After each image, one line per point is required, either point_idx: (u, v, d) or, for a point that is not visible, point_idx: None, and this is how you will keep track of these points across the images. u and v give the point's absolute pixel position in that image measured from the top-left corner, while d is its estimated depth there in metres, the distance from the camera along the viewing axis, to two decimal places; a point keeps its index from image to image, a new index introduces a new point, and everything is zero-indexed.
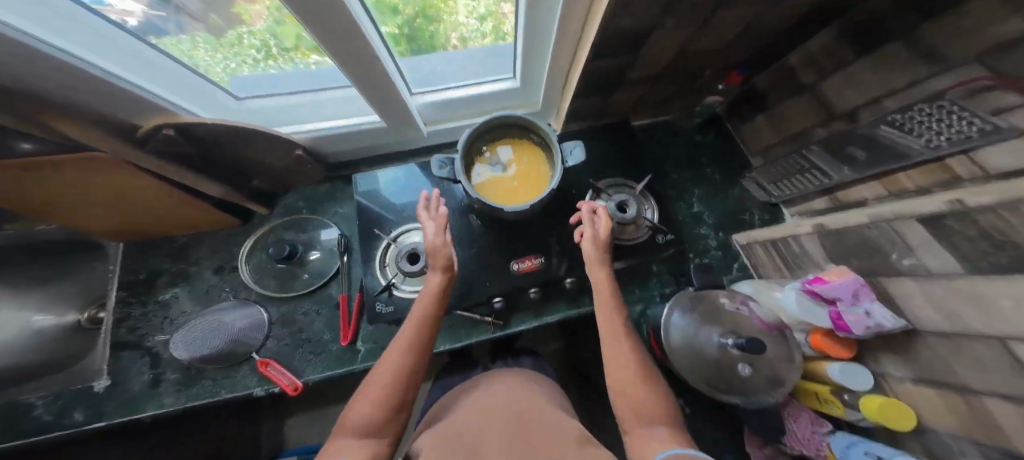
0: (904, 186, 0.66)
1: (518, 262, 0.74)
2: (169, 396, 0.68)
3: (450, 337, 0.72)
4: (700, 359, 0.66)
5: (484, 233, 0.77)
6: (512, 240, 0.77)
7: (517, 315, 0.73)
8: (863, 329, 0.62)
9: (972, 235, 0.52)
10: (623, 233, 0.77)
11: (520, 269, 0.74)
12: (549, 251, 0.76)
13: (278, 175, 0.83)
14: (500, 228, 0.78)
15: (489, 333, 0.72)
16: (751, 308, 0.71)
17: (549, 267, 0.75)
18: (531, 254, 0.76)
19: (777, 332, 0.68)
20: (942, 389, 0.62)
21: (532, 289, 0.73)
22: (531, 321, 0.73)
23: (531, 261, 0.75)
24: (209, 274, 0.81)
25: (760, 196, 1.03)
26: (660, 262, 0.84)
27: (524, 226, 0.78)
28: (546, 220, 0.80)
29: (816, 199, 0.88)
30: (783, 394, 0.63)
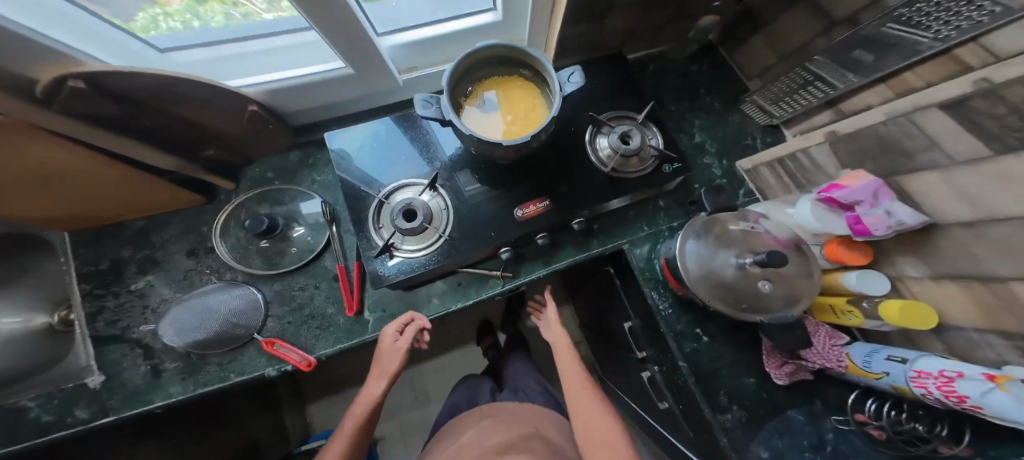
0: (912, 86, 0.60)
1: (520, 209, 0.70)
2: (175, 385, 0.68)
3: (459, 296, 0.72)
4: (717, 281, 0.63)
5: (483, 181, 0.72)
6: (510, 187, 0.72)
7: (527, 265, 0.75)
8: (884, 229, 0.57)
9: (998, 113, 0.44)
10: (625, 166, 0.72)
11: (525, 215, 0.69)
12: (550, 194, 0.72)
13: (238, 141, 0.78)
14: (499, 175, 0.73)
15: (499, 287, 0.72)
16: (764, 226, 0.69)
17: (553, 210, 0.71)
18: (534, 198, 0.71)
19: (792, 246, 0.66)
20: (965, 282, 0.60)
21: (540, 235, 0.70)
22: (541, 270, 0.74)
23: (536, 205, 0.70)
24: (182, 258, 0.78)
25: (760, 121, 0.92)
26: (667, 197, 0.82)
27: (524, 171, 0.74)
28: (544, 163, 0.75)
29: (819, 114, 0.78)
30: (803, 309, 0.61)
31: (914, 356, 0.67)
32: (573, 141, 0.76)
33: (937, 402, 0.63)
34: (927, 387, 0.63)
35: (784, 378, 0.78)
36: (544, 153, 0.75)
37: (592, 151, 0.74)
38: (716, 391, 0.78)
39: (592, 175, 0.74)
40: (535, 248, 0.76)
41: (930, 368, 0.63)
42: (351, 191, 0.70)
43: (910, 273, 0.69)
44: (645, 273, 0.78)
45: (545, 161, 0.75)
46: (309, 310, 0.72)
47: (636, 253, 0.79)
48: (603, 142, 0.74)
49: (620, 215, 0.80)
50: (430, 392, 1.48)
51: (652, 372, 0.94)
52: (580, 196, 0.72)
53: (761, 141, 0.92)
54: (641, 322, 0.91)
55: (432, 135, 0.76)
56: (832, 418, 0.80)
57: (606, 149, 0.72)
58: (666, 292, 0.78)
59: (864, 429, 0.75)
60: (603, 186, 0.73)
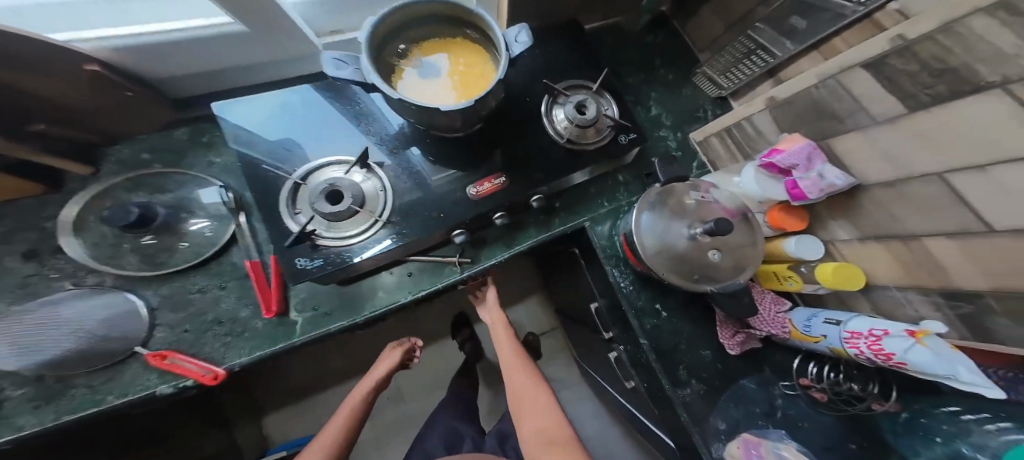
0: (839, 52, 0.61)
1: (473, 188, 0.64)
2: (25, 415, 0.55)
3: (409, 287, 0.66)
4: (670, 252, 0.62)
5: (433, 158, 0.66)
6: (461, 164, 0.66)
7: (487, 249, 0.69)
8: (818, 192, 0.56)
9: (913, 72, 0.45)
10: (580, 137, 0.68)
11: (479, 193, 0.63)
12: (501, 170, 0.66)
13: (91, 115, 0.65)
14: (446, 151, 0.67)
15: (454, 275, 0.66)
16: (712, 195, 0.67)
17: (508, 188, 0.65)
18: (491, 175, 0.66)
19: (739, 216, 0.66)
20: (886, 242, 0.60)
21: (497, 214, 0.64)
22: (504, 252, 0.69)
23: (490, 182, 0.65)
24: (17, 263, 0.64)
25: (711, 93, 0.88)
26: (625, 171, 0.79)
27: (478, 145, 0.68)
28: (496, 137, 0.69)
29: (760, 86, 0.78)
30: (749, 276, 0.61)
31: (847, 317, 0.69)
32: (529, 113, 0.71)
33: (868, 361, 0.66)
34: (859, 347, 0.65)
35: (736, 348, 0.79)
36: (499, 125, 0.70)
37: (549, 123, 0.69)
38: (673, 366, 0.77)
39: (549, 149, 0.69)
40: (494, 231, 0.70)
41: (861, 328, 0.65)
42: (249, 163, 0.61)
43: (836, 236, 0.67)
44: (606, 250, 0.75)
45: (498, 134, 0.69)
46: (211, 316, 0.65)
47: (598, 231, 0.76)
48: (560, 113, 0.69)
49: (578, 192, 0.76)
50: (401, 391, 1.42)
51: (618, 352, 0.93)
52: (531, 172, 0.67)
53: (713, 112, 0.88)
54: (606, 302, 0.88)
55: (370, 108, 0.69)
56: (779, 384, 0.83)
57: (560, 118, 0.68)
58: (628, 269, 0.76)
59: (809, 392, 0.79)
60: (560, 160, 0.69)
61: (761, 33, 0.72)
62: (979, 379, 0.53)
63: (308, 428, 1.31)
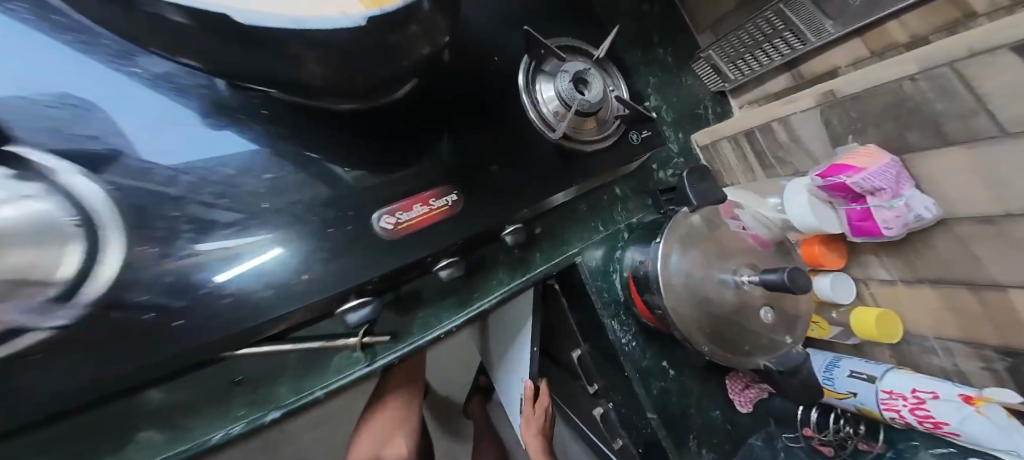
0: (894, 41, 0.44)
1: (396, 213, 0.36)
2: None
3: (262, 403, 0.34)
4: (708, 309, 0.42)
5: (309, 150, 0.35)
6: (371, 164, 0.37)
7: (425, 311, 0.42)
8: (900, 228, 0.40)
9: None
10: (580, 127, 0.47)
11: (393, 230, 0.35)
12: (447, 184, 0.40)
13: None
14: (321, 138, 0.36)
15: (344, 370, 0.37)
16: (742, 221, 0.49)
17: (456, 215, 0.39)
18: (432, 190, 0.39)
19: (775, 248, 0.48)
20: (939, 288, 0.48)
21: (442, 268, 0.41)
22: (456, 317, 0.43)
23: (430, 205, 0.38)
24: None
25: (711, 87, 0.66)
26: (624, 183, 0.58)
27: (398, 126, 0.40)
28: (438, 121, 0.42)
29: (773, 79, 0.58)
30: (799, 334, 0.46)
31: (880, 371, 0.56)
32: (505, 89, 0.46)
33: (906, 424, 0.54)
34: (897, 411, 0.53)
35: (747, 404, 0.66)
36: (445, 102, 0.43)
37: (532, 102, 0.46)
38: (682, 437, 0.59)
39: (531, 146, 0.45)
40: (434, 284, 0.43)
41: (900, 388, 0.53)
42: None
43: (882, 275, 0.54)
44: (604, 295, 0.54)
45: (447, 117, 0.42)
46: None
47: (591, 266, 0.54)
48: (551, 90, 0.46)
49: (559, 214, 0.54)
50: None
51: (604, 408, 0.71)
52: (502, 189, 0.42)
53: (712, 111, 0.66)
54: (594, 344, 0.66)
55: (79, 36, 0.28)
56: (782, 435, 0.68)
57: (550, 93, 0.46)
58: (630, 319, 0.55)
59: (813, 445, 0.64)
60: (552, 167, 0.45)
61: (795, 7, 0.49)
62: None
63: None
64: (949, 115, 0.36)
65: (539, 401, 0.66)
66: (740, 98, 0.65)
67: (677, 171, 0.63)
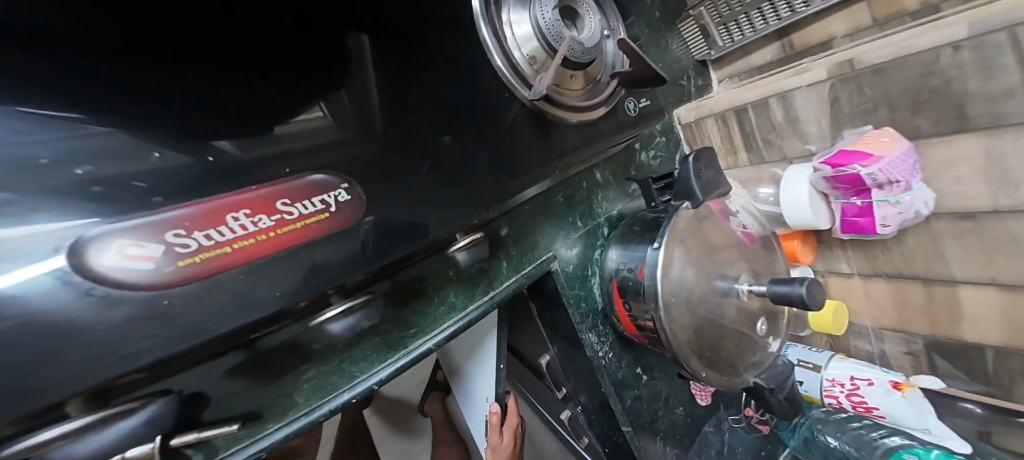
0: (904, 8, 0.39)
1: (170, 231, 0.20)
2: None
3: None
4: (704, 324, 0.37)
5: (55, 112, 0.18)
6: (209, 128, 0.22)
7: (355, 352, 0.31)
8: (891, 226, 0.35)
9: None
10: (566, 86, 0.40)
11: (149, 275, 0.19)
12: (366, 174, 0.28)
13: None
14: (40, 68, 0.17)
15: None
16: (739, 217, 0.43)
17: (336, 231, 0.26)
18: (274, 187, 0.24)
19: (761, 243, 0.43)
20: (894, 282, 0.44)
21: (333, 309, 0.27)
22: (393, 362, 0.32)
23: (283, 212, 0.24)
24: None
25: (695, 54, 0.58)
26: (603, 167, 0.52)
27: (226, 52, 0.23)
28: (330, 72, 0.27)
29: (763, 48, 0.52)
30: (783, 337, 0.42)
31: (822, 359, 0.51)
32: (449, 42, 0.35)
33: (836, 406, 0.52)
34: (836, 397, 0.49)
35: (705, 397, 0.62)
36: (320, 27, 0.27)
37: (498, 39, 0.37)
38: (648, 441, 0.54)
39: (503, 111, 0.37)
40: (323, 338, 0.28)
41: (840, 375, 0.48)
42: None
43: (840, 267, 0.49)
44: (581, 305, 0.49)
45: (359, 66, 0.29)
46: None
47: (567, 272, 0.48)
48: (521, 25, 0.37)
49: (524, 208, 0.45)
50: None
51: (571, 411, 0.64)
52: (460, 178, 0.33)
53: (694, 84, 0.59)
54: (563, 349, 0.57)
55: None
56: (728, 416, 0.63)
57: (526, 26, 0.37)
58: (607, 329, 0.51)
59: (752, 423, 0.63)
60: (530, 138, 0.38)
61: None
62: (946, 430, 0.43)
63: None
64: (980, 94, 0.31)
65: (506, 423, 0.60)
66: (722, 71, 0.59)
67: (659, 152, 0.57)
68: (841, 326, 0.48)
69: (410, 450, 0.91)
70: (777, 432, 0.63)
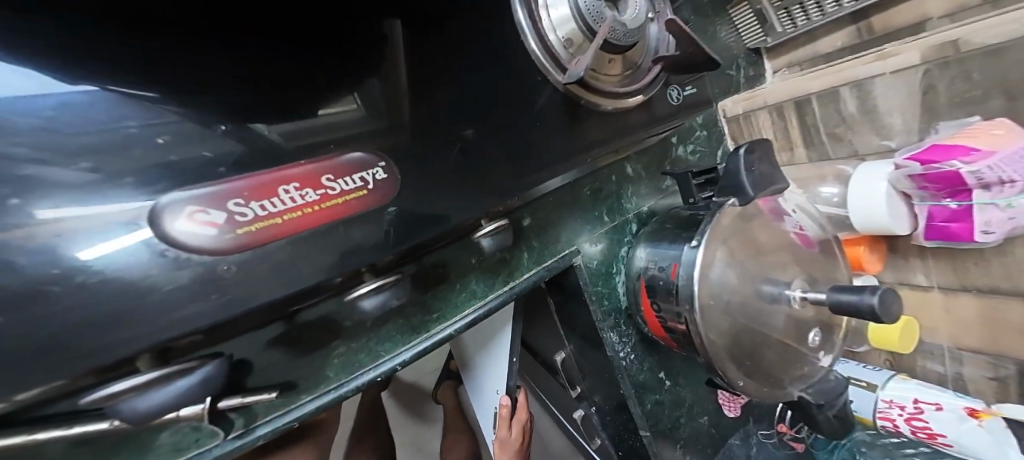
0: None
1: (231, 200, 0.20)
2: None
3: None
4: (747, 328, 0.34)
5: (139, 90, 0.19)
6: (253, 108, 0.22)
7: (375, 333, 0.31)
8: (991, 234, 0.30)
9: None
10: (602, 70, 0.37)
11: (213, 240, 0.19)
12: (399, 155, 0.27)
13: None
14: (116, 46, 0.18)
15: (179, 451, 0.23)
16: (794, 218, 0.40)
17: (374, 208, 0.25)
18: (321, 163, 0.24)
19: (818, 247, 0.39)
20: (987, 298, 0.39)
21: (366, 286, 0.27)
22: (413, 345, 0.32)
23: (326, 187, 0.24)
24: None
25: (748, 42, 0.53)
26: (635, 160, 0.49)
27: (271, 36, 0.23)
28: (366, 62, 0.26)
29: (835, 33, 0.47)
30: (836, 352, 0.38)
31: (880, 377, 0.47)
32: (477, 28, 0.33)
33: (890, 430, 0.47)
34: (893, 420, 0.45)
35: (734, 409, 0.59)
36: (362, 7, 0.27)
37: (531, 24, 0.34)
38: (668, 448, 0.52)
39: (536, 97, 0.35)
40: (353, 315, 0.28)
41: (900, 397, 0.44)
42: None
43: (917, 279, 0.44)
44: (604, 303, 0.47)
45: (392, 51, 0.28)
46: None
47: (591, 268, 0.46)
48: (558, 5, 0.34)
49: (547, 200, 0.43)
50: None
51: (585, 411, 0.64)
52: (484, 166, 0.31)
53: (743, 74, 0.54)
54: (580, 346, 0.55)
55: None
56: (757, 431, 0.59)
57: (562, 9, 0.34)
58: (630, 329, 0.49)
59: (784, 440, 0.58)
60: (558, 125, 0.36)
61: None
62: None
63: None
64: None
65: (516, 418, 0.60)
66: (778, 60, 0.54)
67: (699, 146, 0.53)
68: (911, 345, 0.43)
69: (425, 435, 0.94)
70: (813, 452, 0.57)
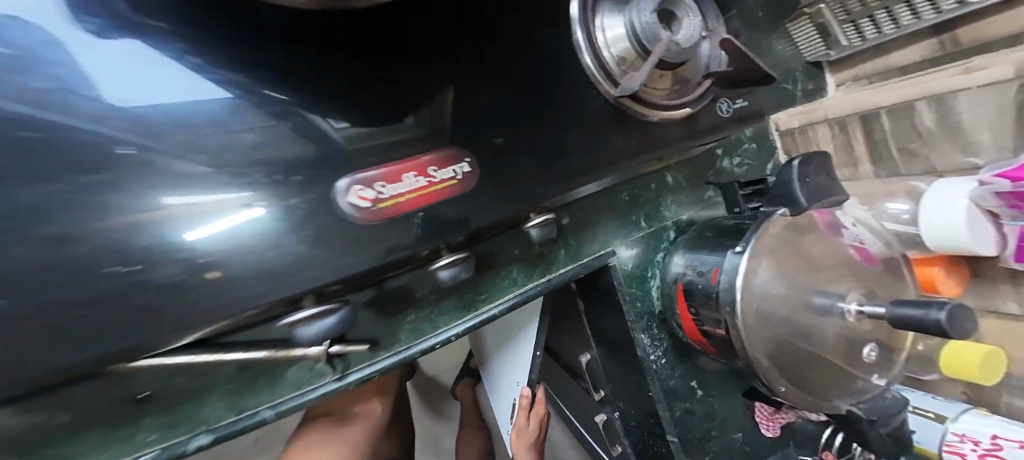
0: None
1: (377, 183, 0.27)
2: None
3: (162, 425, 0.24)
4: (793, 341, 0.33)
5: (290, 97, 0.25)
6: (374, 114, 0.28)
7: (421, 311, 0.33)
8: None
9: None
10: (652, 84, 0.39)
11: (368, 212, 0.27)
12: (479, 152, 0.32)
13: None
14: (292, 67, 0.26)
15: (302, 384, 0.29)
16: (853, 231, 0.38)
17: (461, 195, 0.31)
18: (428, 157, 0.30)
19: (882, 266, 0.37)
20: None
21: (444, 262, 0.31)
22: (467, 318, 0.35)
23: (427, 176, 0.29)
24: None
25: (808, 55, 0.55)
26: (677, 169, 0.49)
27: (389, 55, 0.30)
28: (434, 70, 0.31)
29: (914, 46, 0.45)
30: (896, 377, 0.36)
31: (954, 411, 0.43)
32: (518, 44, 0.35)
33: None
34: (962, 455, 0.41)
35: (773, 428, 0.57)
36: (455, 26, 0.32)
37: (587, 44, 0.37)
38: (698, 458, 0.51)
39: (586, 107, 0.37)
40: (427, 285, 0.33)
41: (975, 431, 0.40)
42: None
43: (1006, 307, 0.38)
44: (637, 305, 0.47)
45: (457, 62, 0.32)
46: None
47: (626, 271, 0.46)
48: (616, 28, 0.36)
49: (588, 203, 0.45)
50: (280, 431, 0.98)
51: (608, 416, 0.65)
52: (535, 161, 0.34)
53: (801, 88, 0.56)
54: (607, 349, 0.56)
55: None
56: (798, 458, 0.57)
57: (618, 29, 0.36)
58: (663, 333, 0.49)
59: None
60: (592, 132, 0.37)
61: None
62: None
63: None
64: None
65: (535, 410, 0.63)
66: (840, 74, 0.55)
67: (746, 159, 0.52)
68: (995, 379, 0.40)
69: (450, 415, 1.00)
70: None
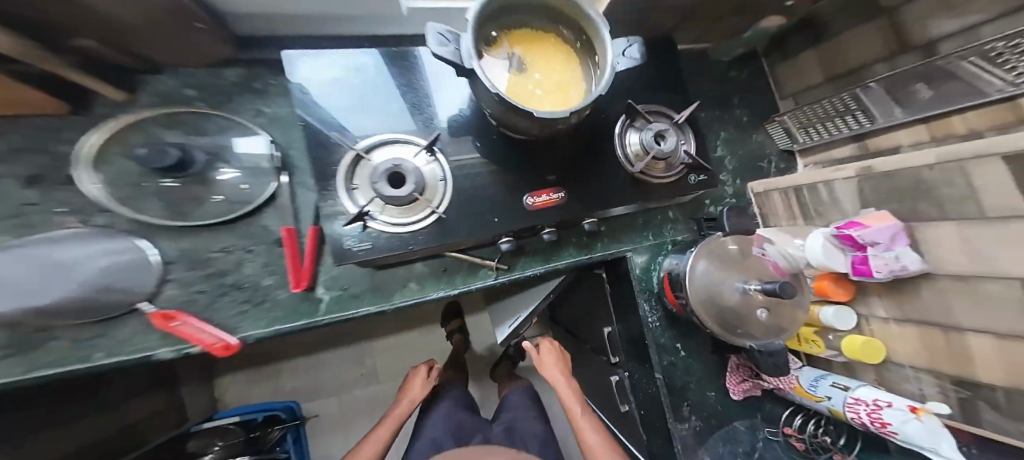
0: (953, 131, 0.55)
1: (535, 196, 0.61)
2: None
3: (442, 283, 0.60)
4: (720, 305, 0.59)
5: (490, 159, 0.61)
6: (524, 170, 0.62)
7: (524, 259, 0.66)
8: (886, 274, 0.52)
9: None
10: (650, 167, 0.68)
11: (534, 205, 0.61)
12: (572, 186, 0.65)
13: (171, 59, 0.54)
14: (504, 151, 0.62)
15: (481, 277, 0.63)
16: (766, 251, 0.65)
17: (563, 206, 0.63)
18: (552, 185, 0.63)
19: (790, 277, 0.62)
20: (922, 328, 0.56)
21: (547, 231, 0.64)
22: (539, 266, 0.67)
23: (548, 196, 0.62)
24: None
25: (780, 144, 0.84)
26: (676, 209, 0.79)
27: (539, 148, 0.64)
28: (556, 152, 0.65)
29: (839, 146, 0.73)
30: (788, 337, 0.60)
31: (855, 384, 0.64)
32: (586, 136, 0.68)
33: (862, 426, 0.62)
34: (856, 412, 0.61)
35: (739, 393, 0.78)
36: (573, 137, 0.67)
37: (620, 145, 0.68)
38: (677, 399, 0.75)
39: (615, 171, 0.69)
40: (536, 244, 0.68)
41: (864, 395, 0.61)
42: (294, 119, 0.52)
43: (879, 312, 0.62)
44: (642, 283, 0.76)
45: (555, 143, 0.66)
46: (231, 280, 0.52)
47: (637, 263, 0.76)
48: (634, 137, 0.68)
49: (616, 222, 0.76)
50: (380, 370, 1.37)
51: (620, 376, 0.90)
52: (592, 189, 0.66)
53: (775, 166, 0.84)
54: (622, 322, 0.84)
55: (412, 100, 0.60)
56: (763, 428, 0.78)
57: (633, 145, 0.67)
58: (659, 307, 0.76)
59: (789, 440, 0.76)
60: (620, 181, 0.68)
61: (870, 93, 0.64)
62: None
63: (269, 397, 1.28)
64: (953, 196, 0.48)
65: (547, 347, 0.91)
66: (807, 158, 0.82)
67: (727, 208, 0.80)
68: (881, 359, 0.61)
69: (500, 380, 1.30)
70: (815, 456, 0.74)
